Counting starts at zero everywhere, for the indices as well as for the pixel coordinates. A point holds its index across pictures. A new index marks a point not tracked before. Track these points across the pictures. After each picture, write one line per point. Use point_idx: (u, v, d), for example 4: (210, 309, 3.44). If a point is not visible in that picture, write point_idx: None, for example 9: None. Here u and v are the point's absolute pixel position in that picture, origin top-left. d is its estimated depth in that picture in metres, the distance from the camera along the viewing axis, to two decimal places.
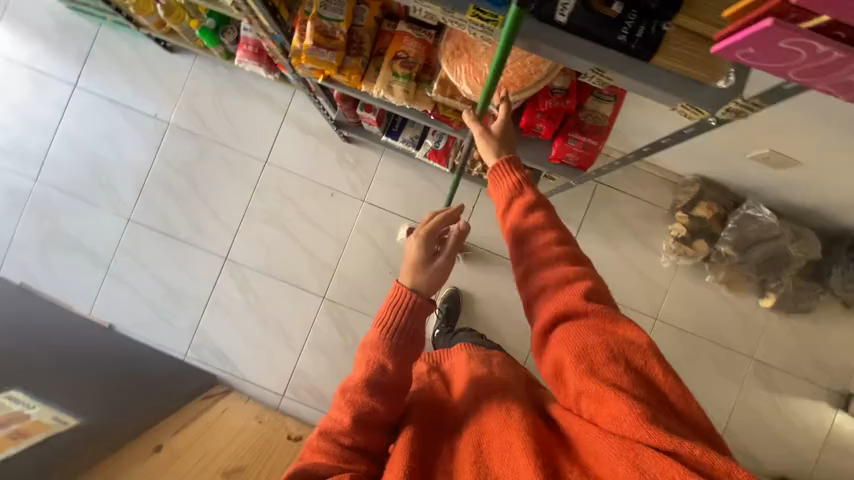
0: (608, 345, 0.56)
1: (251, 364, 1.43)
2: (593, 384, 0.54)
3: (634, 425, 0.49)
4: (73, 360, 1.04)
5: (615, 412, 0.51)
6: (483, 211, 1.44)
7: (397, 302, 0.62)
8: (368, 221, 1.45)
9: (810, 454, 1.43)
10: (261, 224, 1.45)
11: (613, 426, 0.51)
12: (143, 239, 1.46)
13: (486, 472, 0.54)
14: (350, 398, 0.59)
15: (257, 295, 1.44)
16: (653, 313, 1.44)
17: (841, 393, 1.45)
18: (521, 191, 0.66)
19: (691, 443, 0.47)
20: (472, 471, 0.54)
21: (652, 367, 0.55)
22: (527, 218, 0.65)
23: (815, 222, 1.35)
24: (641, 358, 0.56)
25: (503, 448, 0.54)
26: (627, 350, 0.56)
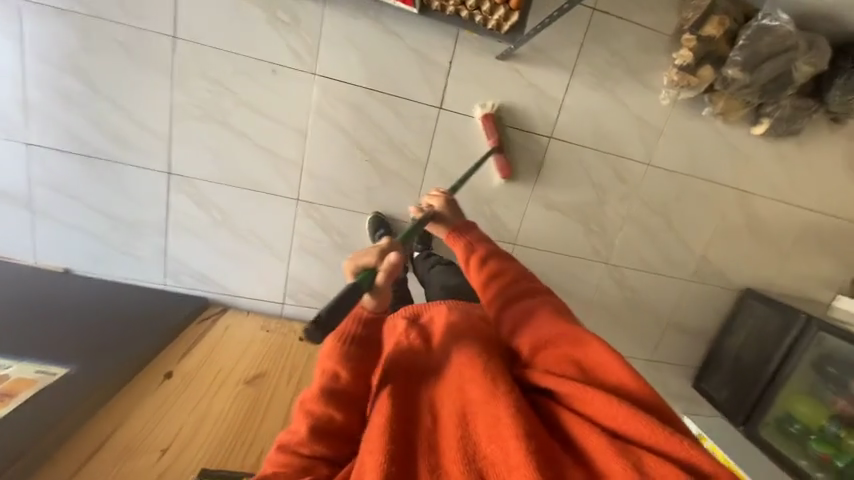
0: (572, 357, 0.68)
1: (239, 280, 1.34)
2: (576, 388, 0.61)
3: (630, 418, 0.56)
4: (29, 335, 0.96)
5: (611, 412, 0.58)
6: (461, 67, 1.22)
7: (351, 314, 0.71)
8: (326, 100, 1.20)
9: (774, 265, 1.59)
10: (199, 124, 1.18)
11: (607, 423, 0.58)
12: (57, 167, 1.19)
13: (472, 446, 0.58)
14: (308, 409, 0.67)
15: (222, 209, 1.27)
16: (647, 160, 1.39)
17: (808, 208, 1.54)
18: (474, 249, 0.94)
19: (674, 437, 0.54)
20: (459, 447, 0.58)
21: (628, 382, 0.62)
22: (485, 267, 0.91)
23: (825, 27, 1.21)
24: (606, 362, 0.64)
25: (487, 423, 0.59)
26: (599, 369, 0.65)
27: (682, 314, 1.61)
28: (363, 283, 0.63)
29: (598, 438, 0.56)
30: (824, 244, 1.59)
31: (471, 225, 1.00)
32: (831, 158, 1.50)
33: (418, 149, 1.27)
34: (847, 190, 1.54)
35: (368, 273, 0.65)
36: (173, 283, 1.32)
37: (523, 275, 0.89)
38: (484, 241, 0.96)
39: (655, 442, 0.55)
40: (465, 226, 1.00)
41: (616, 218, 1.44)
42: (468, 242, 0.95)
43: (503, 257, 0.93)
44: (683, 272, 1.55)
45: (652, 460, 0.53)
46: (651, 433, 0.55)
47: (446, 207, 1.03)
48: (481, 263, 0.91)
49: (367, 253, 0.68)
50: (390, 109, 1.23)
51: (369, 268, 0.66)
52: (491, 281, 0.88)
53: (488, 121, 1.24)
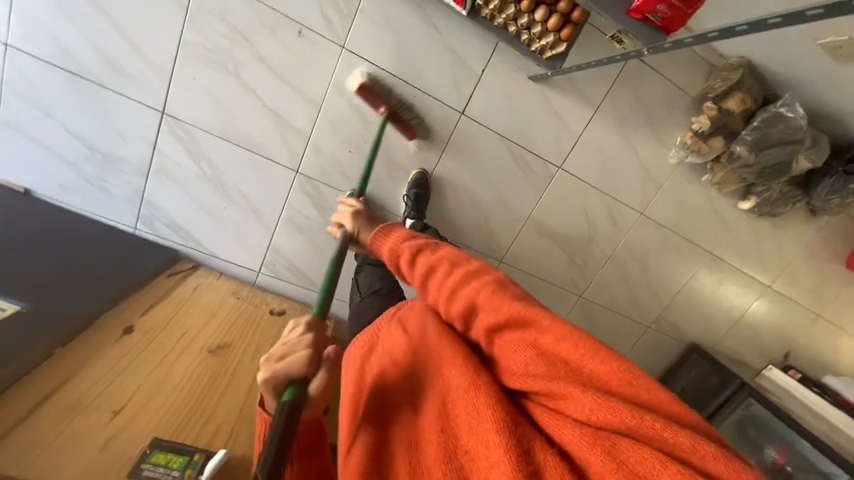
0: (525, 339, 0.60)
1: (217, 239, 1.27)
2: (541, 384, 0.56)
3: (590, 409, 0.50)
4: None
5: (574, 400, 0.52)
6: (493, 78, 1.19)
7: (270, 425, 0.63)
8: (349, 76, 1.14)
9: (723, 327, 1.73)
10: (205, 69, 1.09)
11: (575, 413, 0.52)
12: (35, 76, 1.06)
13: (454, 444, 0.59)
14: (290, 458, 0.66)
15: (213, 163, 1.19)
16: (640, 209, 1.44)
17: (765, 283, 1.67)
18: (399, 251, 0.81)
19: (652, 417, 0.47)
20: (440, 448, 0.59)
21: (585, 364, 0.54)
22: (414, 269, 0.77)
23: (828, 126, 1.30)
24: (563, 341, 0.56)
25: (470, 417, 0.58)
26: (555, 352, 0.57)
27: (634, 354, 1.72)
28: (298, 400, 0.55)
29: (569, 431, 0.52)
30: (770, 317, 1.73)
31: (390, 227, 0.88)
32: (797, 243, 1.62)
33: (431, 148, 1.25)
34: (803, 275, 1.68)
35: (293, 390, 0.56)
36: (144, 229, 1.24)
37: (455, 257, 0.75)
38: (407, 237, 0.82)
39: (628, 426, 0.48)
40: (385, 227, 0.88)
41: (600, 256, 1.50)
42: (393, 245, 0.83)
43: (431, 245, 0.79)
44: (645, 317, 1.65)
45: (627, 445, 0.47)
46: (619, 416, 0.48)
47: (357, 222, 0.94)
48: (411, 266, 0.78)
49: (294, 364, 0.59)
50: (412, 102, 1.19)
51: (294, 382, 0.58)
52: (426, 281, 0.75)
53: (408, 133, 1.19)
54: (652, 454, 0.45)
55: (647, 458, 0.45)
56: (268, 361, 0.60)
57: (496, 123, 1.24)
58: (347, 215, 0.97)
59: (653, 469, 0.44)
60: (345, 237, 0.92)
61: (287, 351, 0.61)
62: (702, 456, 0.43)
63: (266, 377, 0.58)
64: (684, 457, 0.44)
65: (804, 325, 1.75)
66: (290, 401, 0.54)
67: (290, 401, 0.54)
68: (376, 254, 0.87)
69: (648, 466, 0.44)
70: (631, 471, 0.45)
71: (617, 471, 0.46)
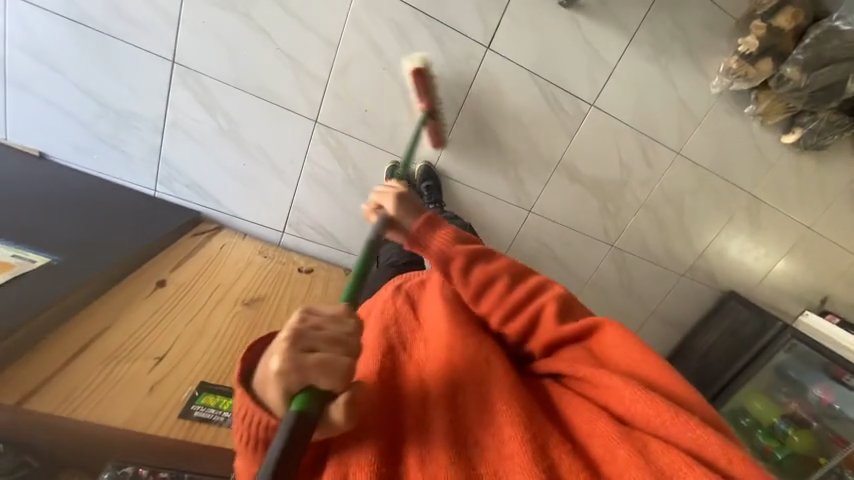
0: (586, 345, 0.64)
1: (238, 198, 1.23)
2: (589, 371, 0.59)
3: (632, 400, 0.53)
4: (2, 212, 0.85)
5: (616, 394, 0.55)
6: (520, 6, 1.11)
7: (248, 419, 0.49)
8: (366, 11, 1.07)
9: (759, 275, 1.68)
10: (216, 11, 1.03)
11: (612, 405, 0.55)
12: (38, 29, 1.01)
13: (467, 437, 0.54)
14: None
15: (229, 116, 1.14)
16: (677, 149, 1.36)
17: (805, 225, 1.60)
18: (452, 253, 0.76)
19: (693, 421, 0.48)
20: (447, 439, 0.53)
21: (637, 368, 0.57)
22: (470, 276, 0.74)
23: None
24: (613, 346, 0.61)
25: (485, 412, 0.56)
26: (612, 354, 0.60)
27: (667, 306, 1.69)
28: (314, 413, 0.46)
29: (598, 420, 0.54)
30: (808, 262, 1.67)
31: (436, 220, 0.80)
32: (840, 180, 1.54)
33: (455, 89, 1.18)
34: (845, 214, 1.60)
35: (307, 396, 0.47)
36: (164, 191, 1.20)
37: (513, 269, 0.75)
38: (458, 234, 0.79)
39: (662, 426, 0.49)
40: (431, 220, 0.80)
41: (633, 203, 1.43)
42: (440, 246, 0.77)
43: (487, 253, 0.76)
44: (679, 266, 1.60)
45: (656, 445, 0.49)
46: (656, 413, 0.50)
47: (399, 207, 0.83)
48: (463, 273, 0.75)
49: (327, 370, 0.48)
50: (435, 38, 1.11)
51: (312, 387, 0.48)
52: (482, 288, 0.73)
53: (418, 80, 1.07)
54: (678, 456, 0.46)
55: (676, 457, 0.46)
56: (295, 350, 0.49)
57: (524, 59, 1.17)
58: (390, 195, 0.85)
59: (682, 466, 0.45)
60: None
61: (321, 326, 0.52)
62: (728, 461, 0.45)
63: (288, 359, 0.48)
64: (708, 459, 0.46)
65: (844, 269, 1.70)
66: (300, 409, 0.45)
67: (300, 410, 0.45)
68: (418, 242, 0.79)
69: (675, 467, 0.46)
70: (657, 469, 0.46)
71: (645, 469, 0.46)
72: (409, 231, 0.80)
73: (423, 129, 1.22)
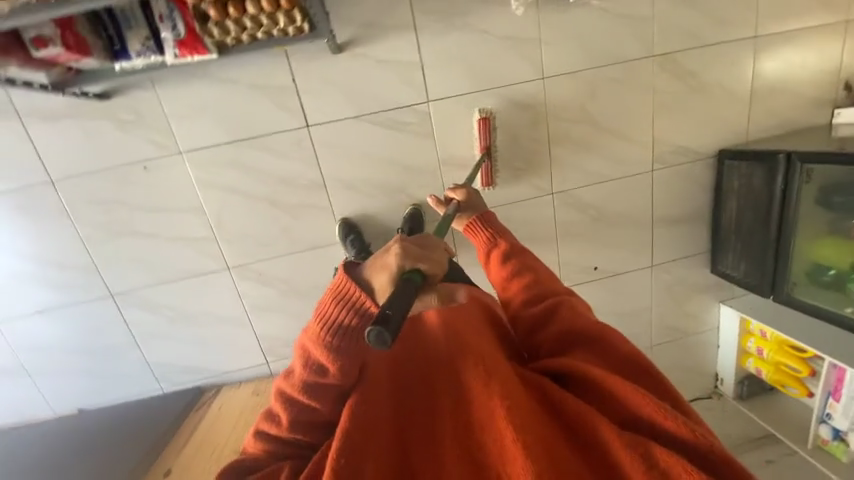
0: (601, 347, 0.76)
1: (218, 357, 1.41)
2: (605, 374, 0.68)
3: (645, 405, 0.64)
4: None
5: (629, 394, 0.66)
6: (308, 78, 1.17)
7: (342, 296, 0.65)
8: (203, 170, 1.21)
9: (735, 114, 1.44)
10: (113, 244, 1.25)
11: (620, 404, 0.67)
12: (28, 331, 1.32)
13: (477, 441, 0.65)
14: (291, 395, 0.71)
15: (171, 306, 1.34)
16: (538, 75, 1.27)
17: (741, 40, 1.37)
18: (496, 243, 1.02)
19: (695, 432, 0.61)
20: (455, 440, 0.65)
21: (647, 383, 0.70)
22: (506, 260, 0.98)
23: None
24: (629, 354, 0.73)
25: (489, 414, 0.65)
26: (625, 365, 0.73)
27: (661, 207, 1.49)
28: (413, 285, 0.60)
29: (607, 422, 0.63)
30: (775, 68, 1.42)
31: (490, 219, 1.07)
32: None
33: (310, 172, 1.26)
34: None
35: (415, 272, 0.63)
36: (168, 385, 1.42)
37: (548, 273, 0.94)
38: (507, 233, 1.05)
39: (666, 429, 0.63)
40: (484, 218, 1.07)
41: (539, 146, 1.35)
42: (489, 235, 1.04)
43: (525, 252, 0.99)
44: (639, 166, 1.43)
45: (657, 450, 0.59)
46: (663, 419, 0.63)
47: (468, 200, 1.12)
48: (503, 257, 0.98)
49: (424, 257, 0.65)
50: (265, 150, 1.22)
51: (417, 268, 0.64)
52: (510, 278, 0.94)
53: (485, 126, 1.24)
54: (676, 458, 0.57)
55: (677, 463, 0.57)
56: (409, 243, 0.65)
57: (343, 112, 1.22)
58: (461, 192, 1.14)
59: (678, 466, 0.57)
60: (454, 209, 1.05)
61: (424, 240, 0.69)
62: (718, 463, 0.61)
63: (404, 248, 0.63)
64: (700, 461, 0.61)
65: (819, 41, 1.42)
66: (409, 275, 0.62)
67: (409, 277, 0.61)
68: (469, 226, 1.08)
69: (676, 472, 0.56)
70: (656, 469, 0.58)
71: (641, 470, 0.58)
72: (470, 216, 1.09)
73: (311, 218, 1.30)
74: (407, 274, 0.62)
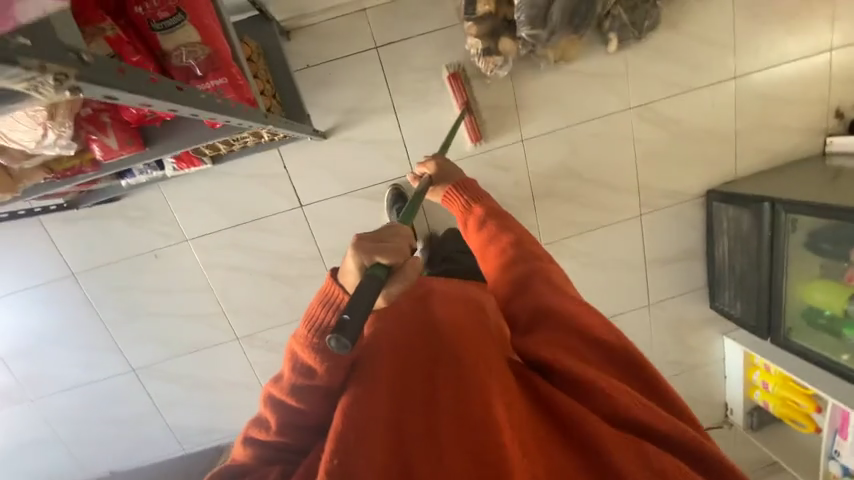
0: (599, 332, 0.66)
1: (231, 419, 1.50)
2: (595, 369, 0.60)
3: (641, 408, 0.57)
4: None
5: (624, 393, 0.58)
6: (297, 163, 1.25)
7: (330, 297, 0.58)
8: (208, 254, 1.30)
9: (721, 152, 1.43)
10: (132, 325, 1.36)
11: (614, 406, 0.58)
12: (60, 405, 1.44)
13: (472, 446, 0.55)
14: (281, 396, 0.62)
15: (186, 375, 1.43)
16: (517, 137, 1.31)
17: (722, 82, 1.37)
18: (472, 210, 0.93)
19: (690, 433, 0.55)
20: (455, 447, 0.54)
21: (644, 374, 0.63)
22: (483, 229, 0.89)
23: None
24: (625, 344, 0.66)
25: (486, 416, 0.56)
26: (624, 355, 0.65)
27: (653, 248, 1.50)
28: (379, 277, 0.49)
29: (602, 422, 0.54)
30: (758, 105, 1.41)
31: (470, 186, 0.98)
32: (717, 20, 1.31)
33: (306, 246, 1.33)
34: (754, 40, 1.35)
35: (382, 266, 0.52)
36: (189, 445, 1.52)
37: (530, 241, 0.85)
38: (484, 197, 0.95)
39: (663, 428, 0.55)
40: (464, 184, 0.98)
41: (524, 202, 1.38)
42: (466, 201, 0.95)
43: (502, 220, 0.90)
44: (627, 211, 1.45)
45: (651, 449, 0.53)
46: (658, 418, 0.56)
47: (439, 171, 1.03)
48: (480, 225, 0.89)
49: (387, 249, 0.53)
50: (261, 230, 1.30)
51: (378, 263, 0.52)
52: (487, 249, 0.86)
53: (456, 81, 1.19)
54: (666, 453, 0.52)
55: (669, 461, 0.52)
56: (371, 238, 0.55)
57: (331, 190, 1.28)
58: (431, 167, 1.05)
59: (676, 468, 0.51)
60: (427, 181, 0.96)
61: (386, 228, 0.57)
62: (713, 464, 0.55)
63: (359, 246, 0.53)
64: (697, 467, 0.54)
65: (805, 72, 1.40)
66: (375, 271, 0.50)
67: (373, 274, 0.50)
68: (448, 195, 0.99)
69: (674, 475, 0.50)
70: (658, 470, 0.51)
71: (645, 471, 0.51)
72: (445, 187, 1.00)
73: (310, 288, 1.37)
74: (368, 270, 0.51)
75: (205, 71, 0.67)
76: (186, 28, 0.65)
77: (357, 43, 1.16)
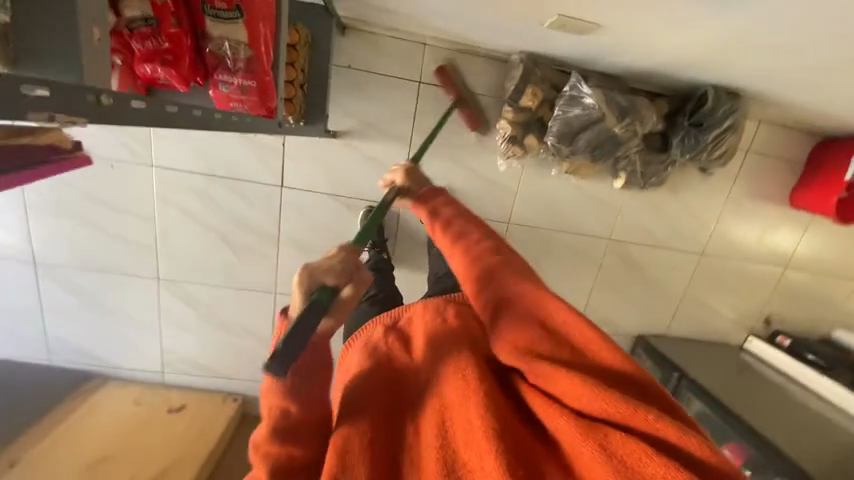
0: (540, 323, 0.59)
1: (115, 352, 1.41)
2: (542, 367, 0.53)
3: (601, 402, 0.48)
4: None
5: (575, 392, 0.49)
6: (295, 147, 1.23)
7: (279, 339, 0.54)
8: (168, 188, 1.24)
9: (667, 310, 1.55)
10: (53, 220, 1.25)
11: (575, 403, 0.50)
12: None
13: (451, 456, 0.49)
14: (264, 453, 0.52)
15: (89, 291, 1.34)
16: (505, 218, 1.36)
17: (693, 253, 1.49)
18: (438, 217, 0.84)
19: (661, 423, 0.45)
20: (434, 458, 0.49)
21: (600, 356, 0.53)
22: (451, 232, 0.81)
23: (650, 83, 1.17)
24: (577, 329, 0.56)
25: (464, 423, 0.50)
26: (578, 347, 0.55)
27: None
28: (326, 302, 0.48)
29: (569, 427, 0.48)
30: (715, 285, 1.54)
31: (437, 191, 0.88)
32: (710, 201, 1.43)
33: (267, 224, 1.29)
34: (734, 231, 1.48)
35: (323, 289, 0.49)
36: (57, 359, 1.41)
37: (493, 241, 0.77)
38: (451, 204, 0.86)
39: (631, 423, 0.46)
40: (433, 191, 0.88)
41: None
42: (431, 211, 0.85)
43: (473, 223, 0.82)
44: None
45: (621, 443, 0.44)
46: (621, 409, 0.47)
47: (410, 178, 0.90)
48: (445, 230, 0.81)
49: (331, 271, 0.52)
50: (230, 190, 1.25)
51: (323, 285, 0.50)
52: (456, 245, 0.78)
53: (443, 75, 1.17)
54: (639, 445, 0.44)
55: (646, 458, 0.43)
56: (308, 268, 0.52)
57: (316, 185, 1.26)
58: (399, 174, 0.91)
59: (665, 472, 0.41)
60: (394, 191, 0.85)
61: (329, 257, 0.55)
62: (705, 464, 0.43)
63: (304, 273, 0.51)
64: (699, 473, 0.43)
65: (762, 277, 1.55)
66: (318, 297, 0.47)
67: (316, 297, 0.47)
68: (414, 209, 0.89)
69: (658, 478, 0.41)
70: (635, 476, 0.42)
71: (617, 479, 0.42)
72: (413, 200, 0.88)
73: (254, 263, 1.33)
74: (313, 295, 0.48)
75: (238, 67, 0.71)
76: (238, 25, 0.68)
77: (401, 70, 1.17)
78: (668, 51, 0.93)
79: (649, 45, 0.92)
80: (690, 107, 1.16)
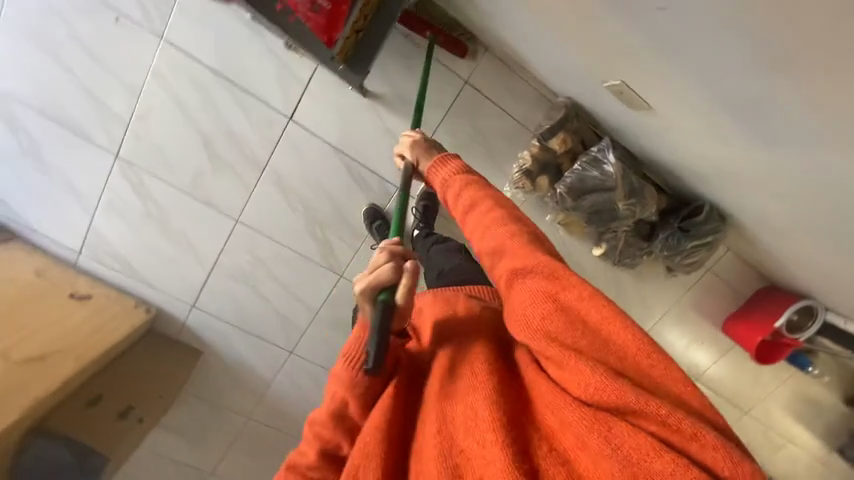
0: (550, 293, 0.59)
1: (35, 212, 1.24)
2: (554, 350, 0.56)
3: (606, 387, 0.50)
4: None
5: (582, 379, 0.52)
6: (320, 87, 1.16)
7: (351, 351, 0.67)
8: (169, 69, 1.12)
9: None
10: (23, 45, 1.09)
11: (578, 390, 0.53)
12: None
13: (451, 439, 0.57)
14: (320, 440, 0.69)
15: (31, 137, 1.17)
16: None
17: None
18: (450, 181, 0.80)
19: (658, 404, 0.48)
20: (437, 440, 0.58)
21: (611, 331, 0.54)
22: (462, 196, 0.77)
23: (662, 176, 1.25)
24: (586, 300, 0.56)
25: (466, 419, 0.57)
26: (589, 319, 0.55)
27: None
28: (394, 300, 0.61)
29: (569, 415, 0.52)
30: None
31: (446, 156, 0.83)
32: (662, 299, 1.55)
33: (258, 150, 1.21)
34: (671, 333, 1.61)
35: (386, 292, 0.62)
36: None
37: (500, 201, 0.74)
38: (463, 169, 0.80)
39: (636, 406, 0.49)
40: (444, 157, 0.84)
41: None
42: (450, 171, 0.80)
43: (478, 182, 0.77)
44: None
45: (622, 430, 0.48)
46: (624, 396, 0.49)
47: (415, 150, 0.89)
48: (456, 198, 0.78)
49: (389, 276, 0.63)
50: (235, 100, 1.16)
51: (384, 291, 0.62)
52: (467, 215, 0.75)
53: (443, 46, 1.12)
54: (646, 440, 0.47)
55: (642, 442, 0.46)
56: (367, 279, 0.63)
57: (325, 133, 1.20)
58: (408, 146, 0.90)
59: (655, 453, 0.45)
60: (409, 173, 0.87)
61: (376, 263, 0.65)
62: (710, 455, 0.45)
63: (364, 288, 0.63)
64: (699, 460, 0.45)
65: None
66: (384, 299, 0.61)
67: (385, 301, 0.60)
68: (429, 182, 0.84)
69: (645, 456, 0.46)
70: (625, 457, 0.46)
71: (613, 461, 0.46)
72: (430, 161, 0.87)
73: (227, 182, 1.23)
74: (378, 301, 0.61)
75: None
76: None
77: (454, 63, 1.16)
78: (693, 155, 1.00)
79: (681, 144, 0.99)
80: (683, 211, 1.26)
